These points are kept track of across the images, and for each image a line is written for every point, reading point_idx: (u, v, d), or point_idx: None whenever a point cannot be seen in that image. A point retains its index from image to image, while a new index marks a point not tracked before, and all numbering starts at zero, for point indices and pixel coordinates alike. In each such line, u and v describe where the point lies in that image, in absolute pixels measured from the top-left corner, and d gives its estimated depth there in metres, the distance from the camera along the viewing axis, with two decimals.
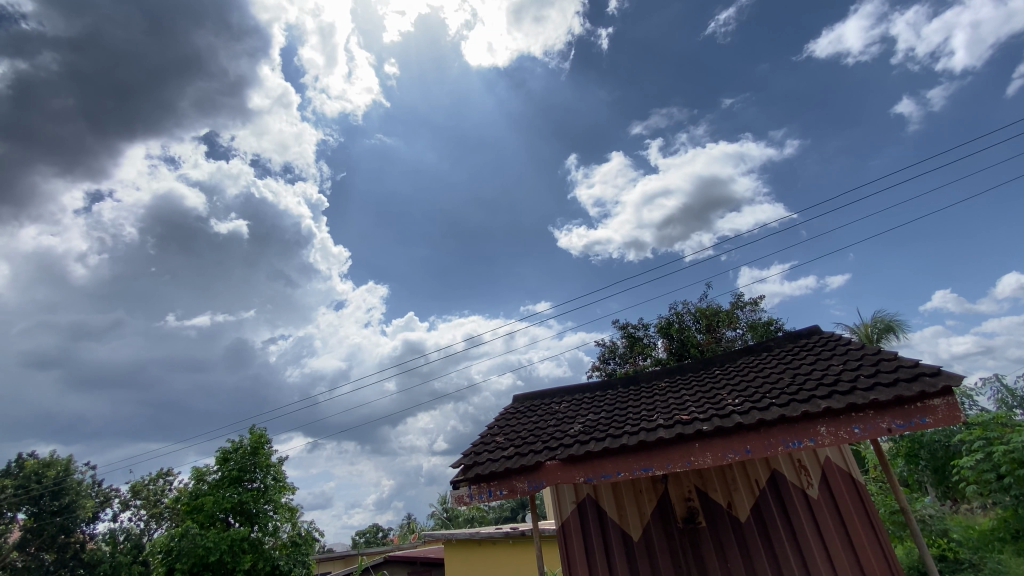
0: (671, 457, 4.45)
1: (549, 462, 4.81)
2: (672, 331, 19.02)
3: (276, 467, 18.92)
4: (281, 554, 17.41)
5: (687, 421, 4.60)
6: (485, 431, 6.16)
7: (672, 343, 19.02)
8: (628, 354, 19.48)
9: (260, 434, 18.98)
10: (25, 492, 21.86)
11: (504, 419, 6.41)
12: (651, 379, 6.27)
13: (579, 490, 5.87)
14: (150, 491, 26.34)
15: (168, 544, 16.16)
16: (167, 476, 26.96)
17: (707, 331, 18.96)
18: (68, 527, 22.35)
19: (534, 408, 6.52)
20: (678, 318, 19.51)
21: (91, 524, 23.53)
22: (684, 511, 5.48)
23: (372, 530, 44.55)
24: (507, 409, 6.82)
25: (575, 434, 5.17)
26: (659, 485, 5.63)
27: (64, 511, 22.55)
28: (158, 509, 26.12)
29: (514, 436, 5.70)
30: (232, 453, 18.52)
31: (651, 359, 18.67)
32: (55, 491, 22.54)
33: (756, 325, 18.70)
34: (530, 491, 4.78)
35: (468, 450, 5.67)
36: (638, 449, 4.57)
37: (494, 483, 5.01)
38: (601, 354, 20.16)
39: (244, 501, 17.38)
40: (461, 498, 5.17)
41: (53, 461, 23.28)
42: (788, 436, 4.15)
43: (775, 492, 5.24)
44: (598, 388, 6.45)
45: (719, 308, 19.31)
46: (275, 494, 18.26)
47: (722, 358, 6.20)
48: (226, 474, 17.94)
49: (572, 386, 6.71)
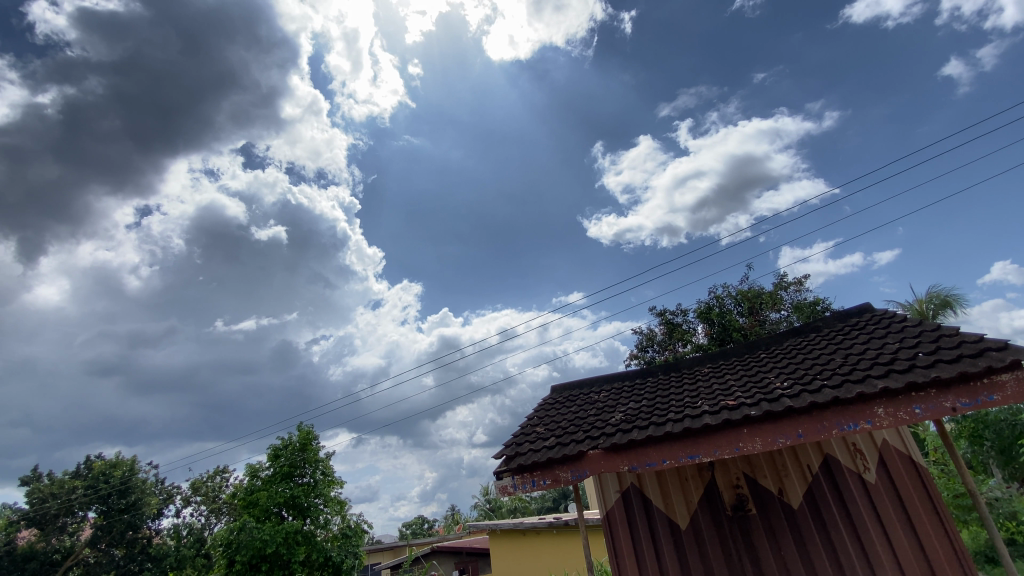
0: (718, 444, 4.39)
1: (592, 452, 4.83)
2: (712, 316, 18.63)
3: (324, 462, 19.67)
4: (333, 545, 18.13)
5: (734, 406, 4.52)
6: (525, 422, 6.24)
7: (713, 328, 18.64)
8: (667, 342, 19.20)
9: (308, 430, 19.75)
10: (95, 491, 23.46)
11: (543, 410, 6.48)
12: (692, 366, 6.19)
13: (623, 479, 5.87)
14: (208, 487, 27.85)
15: (228, 537, 17.03)
16: (223, 473, 28.41)
17: (749, 315, 18.48)
18: (135, 523, 23.88)
19: (573, 398, 6.55)
20: (719, 302, 19.09)
21: (156, 520, 25.13)
22: (732, 498, 5.41)
23: (418, 521, 45.88)
24: (545, 399, 6.88)
25: (616, 423, 5.17)
26: (706, 472, 5.58)
27: (131, 508, 24.06)
28: (217, 504, 27.58)
29: (555, 426, 5.76)
30: (283, 449, 19.35)
31: (691, 345, 18.34)
32: (122, 490, 24.03)
33: (802, 305, 18.08)
34: (574, 480, 4.82)
35: (510, 441, 5.76)
36: (683, 436, 4.53)
37: (537, 473, 5.07)
38: (639, 342, 19.99)
39: (296, 495, 18.16)
40: (505, 488, 5.27)
41: (119, 462, 24.86)
42: (842, 419, 4.03)
43: (829, 477, 5.10)
44: (638, 375, 6.43)
45: (761, 290, 18.76)
46: (324, 488, 18.99)
47: (767, 341, 6.06)
48: (278, 469, 18.76)
49: (611, 375, 6.71)
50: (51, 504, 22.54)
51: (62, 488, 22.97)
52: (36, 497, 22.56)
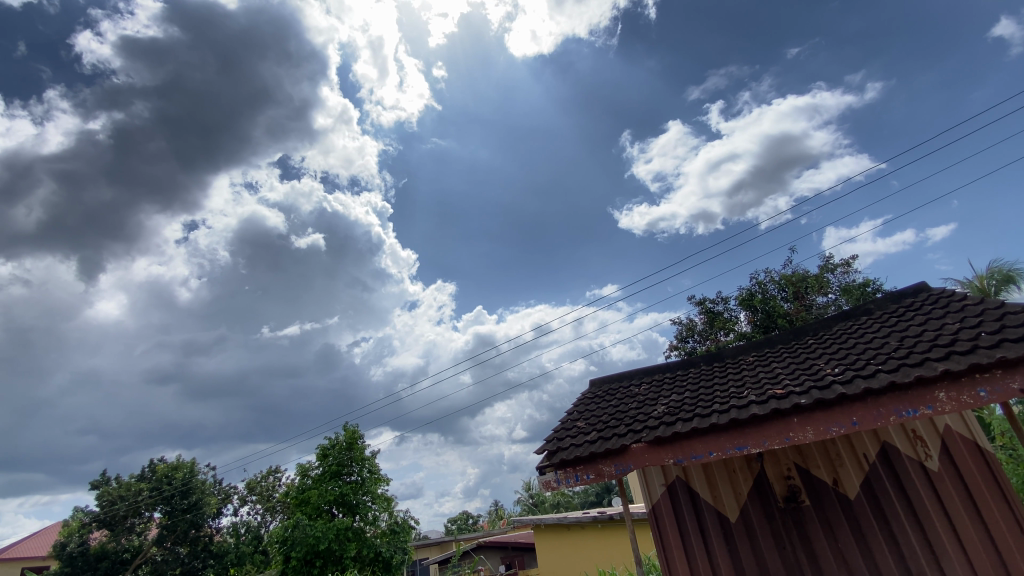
0: (768, 434, 4.30)
1: (635, 446, 4.81)
2: (754, 302, 18.10)
3: (370, 461, 20.26)
4: (382, 541, 18.69)
5: (782, 396, 4.41)
6: (566, 417, 6.26)
7: (756, 315, 18.11)
8: (708, 331, 18.78)
9: (354, 430, 20.39)
10: (159, 493, 24.95)
11: (583, 404, 6.48)
12: (736, 355, 6.05)
13: (668, 473, 5.82)
14: (262, 487, 29.15)
15: (283, 534, 17.79)
16: (275, 473, 29.68)
17: (794, 300, 17.84)
18: (197, 522, 25.30)
19: (613, 392, 6.53)
20: (761, 288, 18.52)
21: (216, 518, 26.56)
22: (784, 489, 5.28)
23: (463, 517, 46.61)
24: (585, 393, 6.89)
25: (659, 416, 5.13)
26: (755, 464, 5.47)
27: (193, 508, 25.46)
28: (271, 502, 28.87)
29: (596, 421, 5.75)
30: (330, 448, 20.05)
31: (734, 334, 17.87)
32: (184, 491, 25.46)
33: (851, 288, 17.32)
34: (618, 474, 4.80)
35: (551, 436, 5.80)
36: (729, 427, 4.46)
37: (580, 468, 5.09)
38: (678, 332, 19.64)
39: (345, 493, 18.79)
40: (549, 483, 5.31)
41: (180, 464, 26.35)
42: (900, 405, 3.88)
43: (887, 466, 4.91)
44: (679, 367, 6.34)
45: (806, 273, 18.08)
46: (371, 485, 19.59)
47: (814, 326, 5.86)
48: (327, 468, 19.46)
49: (651, 367, 6.65)
50: (120, 506, 24.08)
51: (129, 491, 24.50)
52: (106, 500, 24.12)
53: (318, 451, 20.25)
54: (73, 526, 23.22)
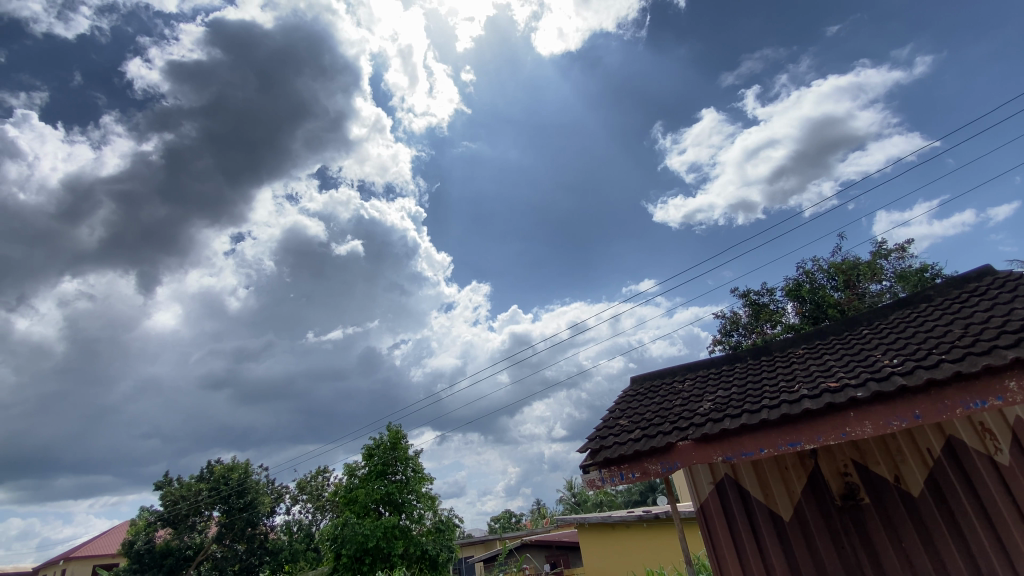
0: (823, 430, 4.17)
1: (681, 443, 4.75)
2: (802, 293, 17.46)
3: (414, 460, 20.73)
4: (428, 539, 19.11)
5: (837, 389, 4.27)
6: (608, 415, 6.24)
7: (805, 306, 17.46)
8: (754, 324, 18.24)
9: (397, 430, 20.91)
10: (217, 493, 26.29)
11: (625, 402, 6.44)
12: (785, 348, 5.88)
13: (716, 471, 5.73)
14: (312, 486, 30.26)
15: (334, 532, 18.43)
16: (324, 473, 30.73)
17: (845, 289, 17.11)
18: (253, 520, 26.53)
19: (656, 388, 6.47)
20: (809, 278, 17.85)
21: (270, 517, 27.77)
22: (841, 487, 5.10)
23: (506, 516, 46.90)
24: (626, 391, 6.85)
25: (705, 412, 5.05)
26: (809, 461, 5.32)
27: (248, 507, 26.70)
28: (321, 501, 29.93)
29: (640, 418, 5.72)
30: (376, 448, 20.61)
31: (782, 326, 17.28)
32: (240, 490, 26.73)
33: (907, 274, 16.43)
34: (664, 473, 4.77)
35: (593, 435, 5.79)
36: (781, 423, 4.35)
37: (625, 467, 5.08)
38: (722, 327, 19.15)
39: (391, 492, 19.29)
40: (593, 482, 5.31)
41: (235, 465, 27.66)
42: (967, 396, 3.70)
43: (954, 462, 4.67)
44: (725, 362, 6.21)
45: (858, 261, 17.27)
46: (416, 484, 20.04)
47: (868, 315, 5.63)
48: (372, 468, 20.02)
49: (694, 363, 6.55)
50: (182, 505, 25.55)
51: (190, 491, 25.93)
52: (170, 499, 25.62)
53: (364, 451, 20.85)
54: (140, 525, 24.75)
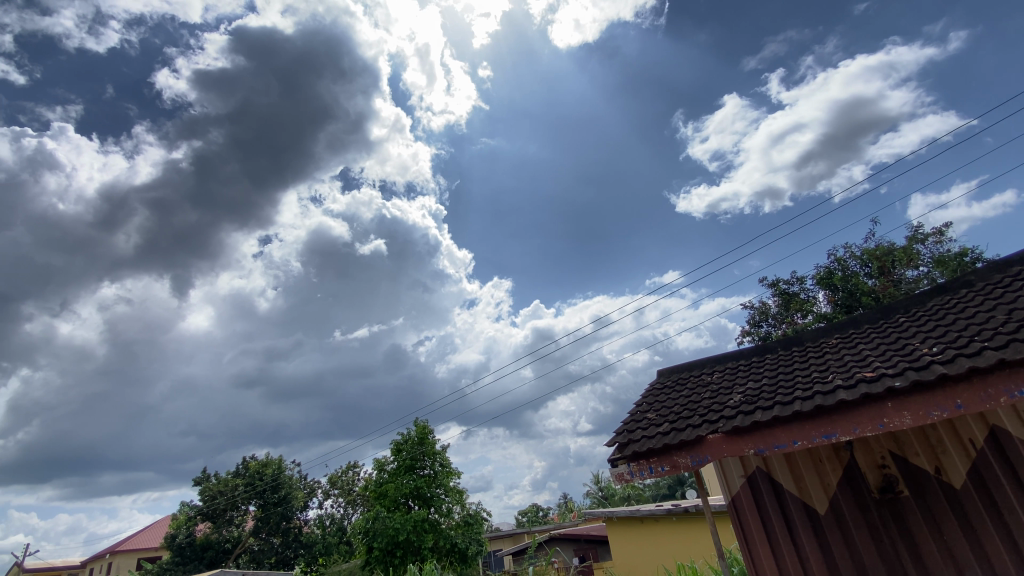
0: (859, 421, 4.09)
1: (712, 436, 4.71)
2: (834, 281, 16.99)
3: (441, 454, 21.01)
4: (457, 533, 19.38)
5: (873, 378, 4.17)
6: (636, 408, 6.23)
7: (837, 294, 17.00)
8: (784, 314, 17.85)
9: (424, 425, 21.22)
10: (253, 488, 27.18)
11: (652, 395, 6.42)
12: (817, 338, 5.75)
13: (748, 464, 5.67)
14: (343, 481, 31.00)
15: (365, 526, 18.88)
16: (354, 468, 31.45)
17: (880, 276, 16.57)
18: (287, 515, 27.32)
19: (683, 381, 6.42)
20: (841, 266, 17.34)
21: (304, 511, 28.55)
22: (879, 479, 4.98)
23: (533, 509, 47.17)
24: (653, 384, 6.82)
25: (735, 404, 5.00)
26: (844, 453, 5.21)
27: (283, 501, 27.51)
28: (352, 496, 30.62)
29: (668, 411, 5.69)
30: (404, 443, 20.98)
31: (813, 316, 16.85)
32: (274, 486, 27.56)
33: (946, 259, 15.81)
34: (694, 466, 4.74)
35: (621, 428, 5.77)
36: (814, 414, 4.27)
37: (653, 460, 5.06)
38: (751, 317, 18.78)
39: (419, 486, 19.63)
40: (622, 475, 5.30)
41: (269, 462, 28.52)
42: (1011, 384, 3.58)
43: (998, 453, 4.50)
44: (754, 353, 6.12)
45: (892, 246, 16.68)
46: (444, 478, 20.31)
47: (905, 302, 5.47)
48: (401, 462, 20.38)
49: (722, 355, 6.47)
50: (220, 500, 26.53)
51: (227, 486, 26.90)
52: (208, 494, 26.62)
53: (392, 446, 21.25)
54: (181, 520, 25.80)
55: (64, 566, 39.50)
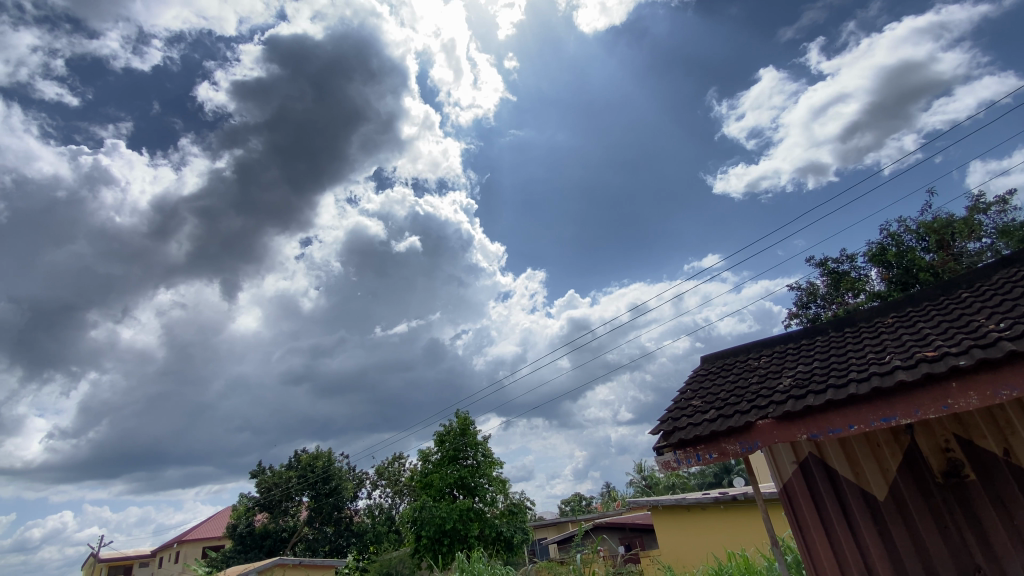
0: (920, 403, 3.93)
1: (761, 422, 4.63)
2: (888, 258, 16.16)
3: (483, 445, 21.36)
4: (502, 521, 19.74)
5: (935, 358, 4.00)
6: (680, 395, 6.18)
7: (891, 271, 16.18)
8: (834, 295, 17.14)
9: (465, 416, 21.60)
10: (305, 480, 28.45)
11: (697, 381, 6.35)
12: (871, 318, 5.53)
13: (800, 450, 5.55)
14: (389, 472, 32.01)
15: (413, 515, 19.49)
16: (399, 459, 32.42)
17: (938, 250, 15.64)
18: (338, 505, 28.50)
19: (729, 367, 6.31)
20: (895, 241, 16.45)
21: (354, 501, 29.67)
22: (942, 463, 4.77)
23: (576, 498, 47.34)
24: (697, 370, 6.73)
25: (785, 389, 4.89)
26: (903, 437, 5.02)
27: (334, 492, 28.69)
28: (398, 486, 31.60)
29: (714, 398, 5.62)
30: (446, 434, 21.43)
31: (866, 295, 16.09)
32: (325, 477, 28.75)
33: (1012, 229, 14.73)
34: (744, 452, 4.67)
35: (666, 416, 5.73)
36: (871, 397, 4.14)
37: (701, 447, 5.01)
38: (798, 299, 18.13)
39: (463, 476, 20.04)
40: (668, 463, 5.28)
41: (319, 454, 29.73)
42: None
43: None
44: (803, 336, 5.95)
45: (952, 218, 15.65)
46: (487, 468, 20.67)
47: (967, 277, 5.18)
48: (445, 453, 20.86)
49: (769, 339, 6.31)
50: (275, 491, 27.93)
51: (281, 478, 28.27)
52: (265, 486, 28.06)
53: (436, 437, 21.76)
54: (241, 510, 27.31)
55: (136, 555, 42.52)
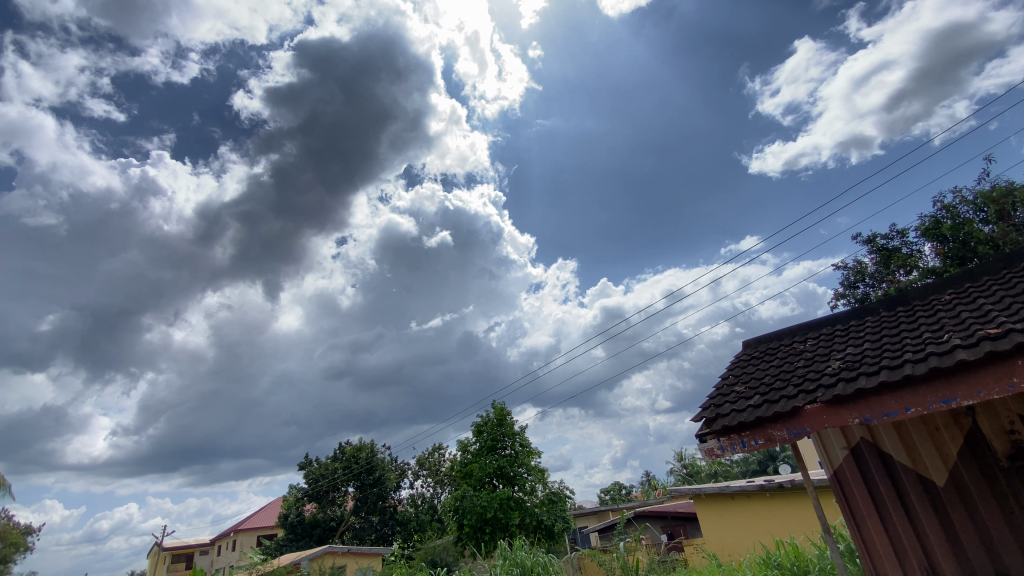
0: (984, 383, 3.75)
1: (810, 406, 4.52)
2: (943, 231, 15.28)
3: (521, 435, 21.54)
4: (542, 510, 19.92)
5: (998, 335, 3.80)
6: (722, 381, 6.09)
7: (947, 246, 15.29)
8: (884, 272, 16.35)
9: (502, 407, 21.83)
10: (350, 470, 29.46)
11: (739, 366, 6.24)
12: (926, 296, 5.28)
13: (851, 435, 5.39)
14: (430, 462, 32.76)
15: (455, 504, 19.93)
16: (439, 450, 33.09)
17: (998, 221, 14.66)
18: (382, 495, 29.41)
19: (773, 351, 6.16)
20: (950, 213, 15.50)
21: (397, 491, 30.55)
22: (1007, 447, 4.56)
23: (616, 487, 47.23)
24: (739, 356, 6.60)
25: (834, 372, 4.75)
26: (964, 419, 4.81)
27: (378, 482, 29.61)
28: (439, 476, 32.32)
29: (758, 383, 5.52)
30: (484, 425, 21.74)
31: (919, 272, 15.28)
32: (369, 468, 29.68)
33: None
34: (792, 438, 4.58)
35: (707, 403, 5.66)
36: (929, 378, 3.98)
37: (746, 434, 4.93)
38: (845, 279, 17.38)
39: (502, 465, 20.32)
40: (712, 450, 5.21)
41: (362, 446, 30.66)
42: None
43: None
44: (852, 317, 5.74)
45: (1013, 185, 14.61)
46: (525, 458, 20.88)
47: None
48: (483, 443, 21.16)
49: (815, 321, 6.12)
50: (323, 482, 29.07)
51: (327, 470, 29.38)
52: (313, 477, 29.24)
53: (474, 427, 22.08)
54: (291, 501, 28.59)
55: (197, 544, 45.30)
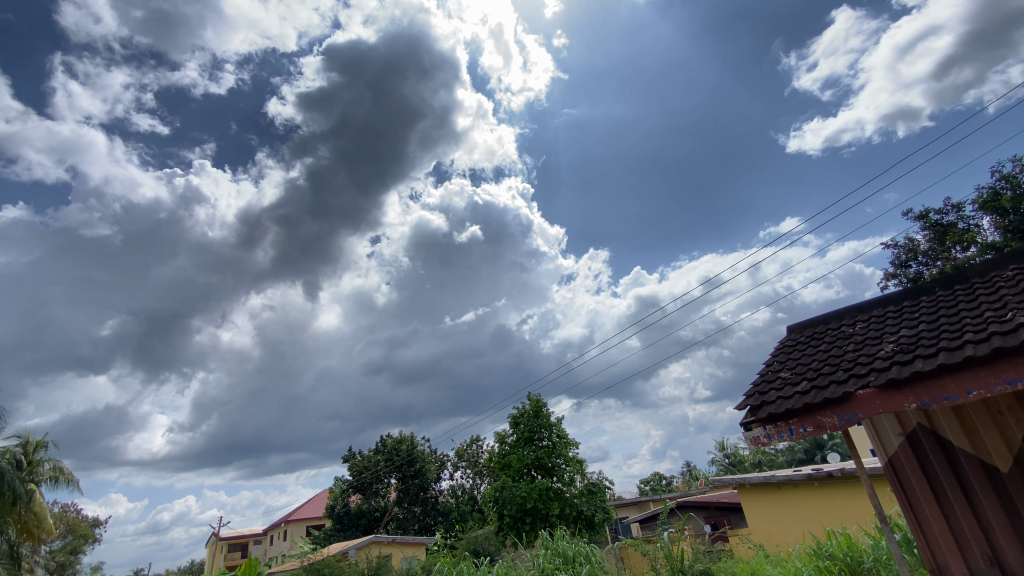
0: None
1: (862, 392, 4.38)
2: (1003, 203, 14.32)
3: (557, 426, 21.59)
4: (581, 501, 19.97)
5: None
6: (767, 368, 5.96)
7: (1008, 219, 14.33)
8: (938, 250, 15.48)
9: (537, 399, 21.94)
10: (392, 462, 30.28)
11: (784, 352, 6.07)
12: (987, 273, 4.99)
13: (906, 421, 5.19)
14: (469, 454, 33.29)
15: (495, 494, 20.24)
16: (477, 442, 33.56)
17: None
18: (423, 485, 30.14)
19: (820, 335, 5.97)
20: (1011, 183, 14.49)
21: (438, 482, 31.23)
22: None
23: (656, 478, 46.75)
24: (784, 341, 6.42)
25: (887, 355, 4.57)
26: None
27: (418, 474, 30.33)
28: (478, 467, 32.82)
29: (805, 369, 5.37)
30: (520, 417, 21.90)
31: (978, 248, 14.39)
32: (410, 460, 30.44)
33: None
34: (844, 425, 4.44)
35: (751, 391, 5.54)
36: (991, 358, 3.79)
37: (794, 421, 4.81)
38: (896, 258, 16.54)
39: (540, 457, 20.47)
40: (758, 439, 5.10)
41: (403, 438, 31.44)
42: None
43: None
44: (904, 297, 5.49)
45: None
46: (563, 449, 20.93)
47: None
48: (520, 435, 21.34)
49: (864, 304, 5.88)
50: (366, 474, 30.02)
51: (370, 462, 30.32)
52: (357, 469, 30.25)
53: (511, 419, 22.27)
54: (337, 492, 29.72)
55: (250, 534, 47.64)
